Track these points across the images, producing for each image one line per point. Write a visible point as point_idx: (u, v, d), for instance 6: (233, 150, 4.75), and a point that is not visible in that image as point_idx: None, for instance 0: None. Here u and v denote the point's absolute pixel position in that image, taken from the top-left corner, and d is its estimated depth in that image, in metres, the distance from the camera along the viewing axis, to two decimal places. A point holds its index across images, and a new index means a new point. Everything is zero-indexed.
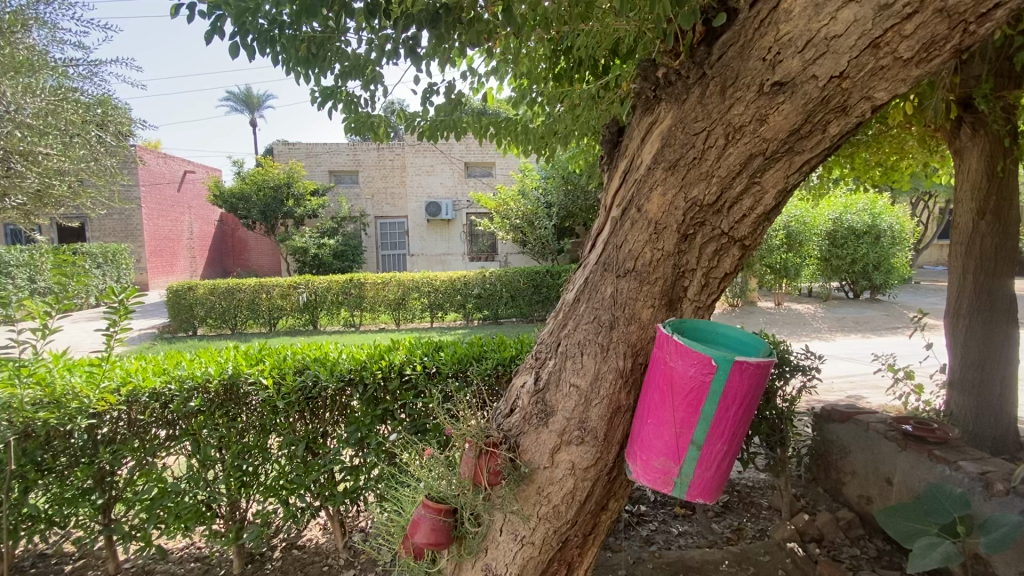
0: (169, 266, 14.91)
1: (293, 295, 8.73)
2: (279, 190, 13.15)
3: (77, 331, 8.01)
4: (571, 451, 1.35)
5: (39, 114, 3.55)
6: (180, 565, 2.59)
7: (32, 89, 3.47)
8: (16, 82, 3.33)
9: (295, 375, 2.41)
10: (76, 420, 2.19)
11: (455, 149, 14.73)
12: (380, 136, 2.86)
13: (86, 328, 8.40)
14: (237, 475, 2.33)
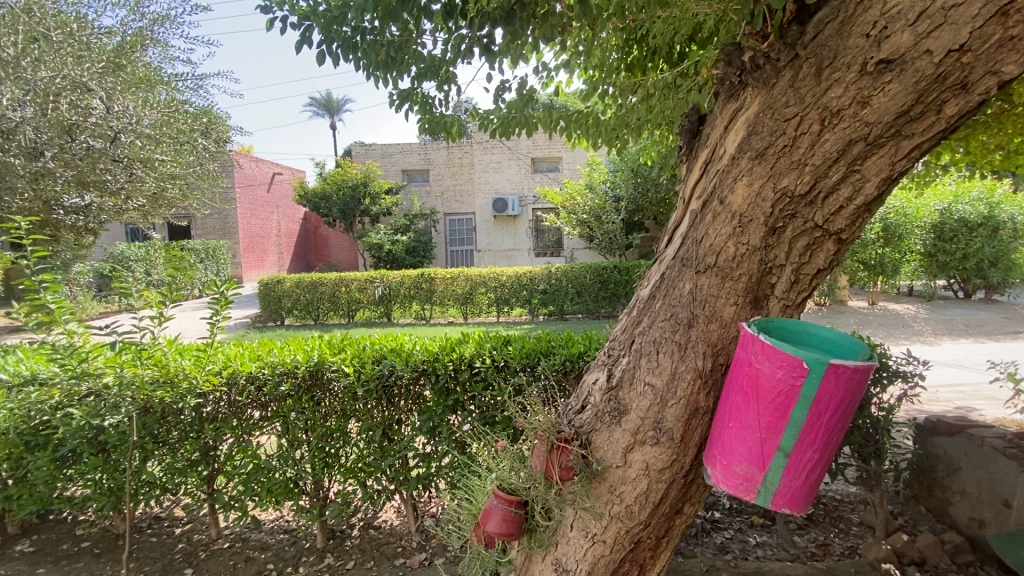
0: (261, 261, 16.22)
1: (369, 289, 9.18)
2: (356, 189, 13.87)
3: (185, 320, 8.92)
4: (645, 452, 1.31)
5: (156, 125, 3.90)
6: (271, 535, 2.82)
7: (150, 103, 3.86)
8: (136, 96, 3.74)
9: (373, 364, 2.53)
10: (186, 398, 2.45)
11: (523, 145, 14.82)
12: (453, 135, 2.92)
13: (192, 316, 9.33)
14: (321, 455, 2.51)
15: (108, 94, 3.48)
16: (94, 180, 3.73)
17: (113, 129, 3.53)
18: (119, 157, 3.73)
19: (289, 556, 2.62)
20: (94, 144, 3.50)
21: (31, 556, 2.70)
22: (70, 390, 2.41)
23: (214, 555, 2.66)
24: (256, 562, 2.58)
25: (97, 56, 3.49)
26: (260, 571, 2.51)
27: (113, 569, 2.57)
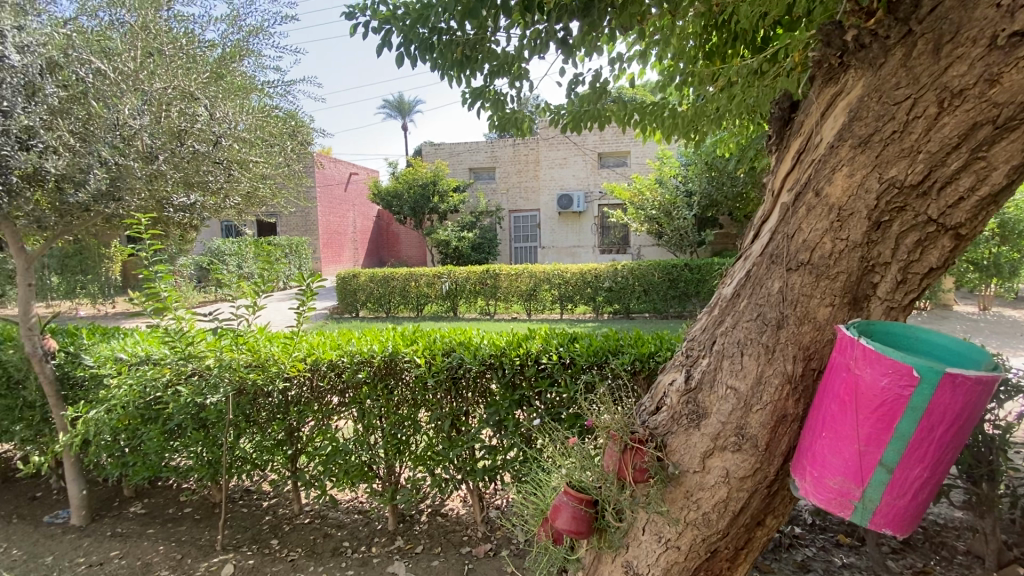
0: (338, 256, 17.18)
1: (437, 284, 9.45)
2: (426, 187, 14.33)
3: (271, 310, 9.64)
4: (725, 458, 1.25)
5: (251, 129, 3.95)
6: (347, 514, 2.98)
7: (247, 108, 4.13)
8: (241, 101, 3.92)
9: (443, 356, 2.60)
10: (275, 381, 2.64)
11: (590, 140, 14.62)
12: (523, 131, 2.92)
13: (277, 307, 10.06)
14: (394, 441, 2.62)
15: (211, 101, 3.44)
16: (199, 181, 3.34)
17: (216, 133, 3.37)
18: (221, 159, 3.46)
19: (363, 536, 2.76)
20: (200, 147, 3.24)
21: (144, 518, 3.03)
22: (178, 369, 2.68)
23: (296, 529, 2.85)
24: (333, 539, 2.74)
25: (201, 68, 3.47)
26: (336, 548, 2.66)
27: (211, 534, 2.84)
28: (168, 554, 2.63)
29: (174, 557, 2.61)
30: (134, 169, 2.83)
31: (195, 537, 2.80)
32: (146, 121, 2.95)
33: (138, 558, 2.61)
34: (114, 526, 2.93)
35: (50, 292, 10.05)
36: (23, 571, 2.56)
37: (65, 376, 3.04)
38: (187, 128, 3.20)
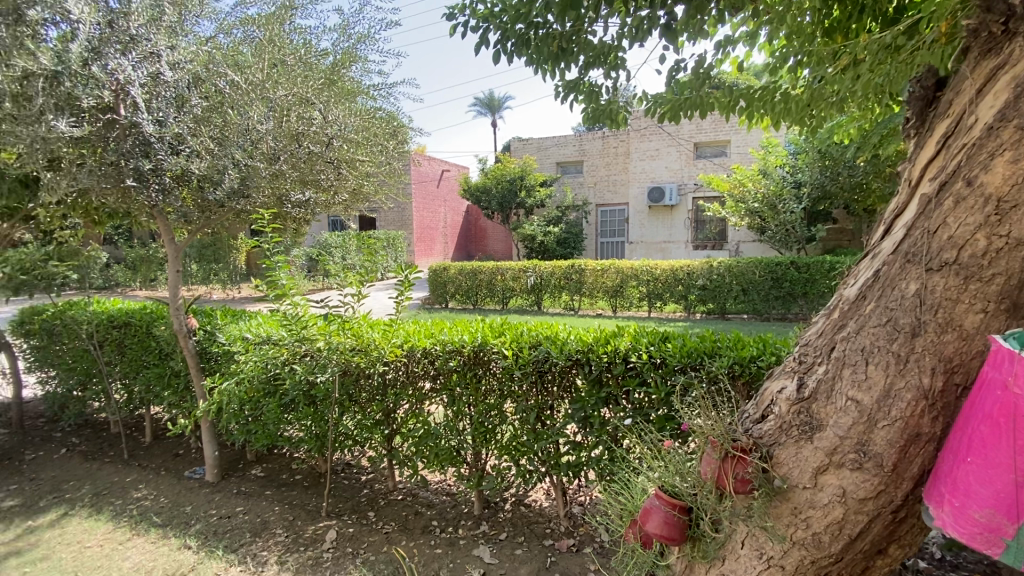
0: (429, 249, 17.99)
1: (523, 278, 9.55)
2: (514, 182, 14.54)
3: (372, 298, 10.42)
4: (842, 476, 1.14)
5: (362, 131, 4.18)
6: (436, 495, 3.13)
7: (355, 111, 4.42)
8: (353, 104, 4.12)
9: (530, 349, 2.62)
10: (376, 364, 2.83)
11: (685, 130, 13.97)
12: (618, 122, 2.83)
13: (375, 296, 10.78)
14: (481, 429, 2.70)
15: (325, 106, 3.61)
16: (312, 180, 3.56)
17: (329, 134, 3.55)
18: (331, 159, 3.64)
19: (451, 517, 2.89)
20: (314, 148, 3.46)
21: (262, 480, 3.40)
22: (294, 350, 2.96)
23: (390, 504, 3.05)
24: (423, 517, 2.89)
25: (317, 74, 3.68)
26: (425, 526, 2.81)
27: (317, 501, 3.12)
28: (282, 515, 2.94)
29: (287, 517, 2.91)
30: (259, 169, 3.18)
31: (303, 502, 3.09)
32: (271, 125, 3.27)
33: (258, 515, 2.94)
34: (238, 485, 3.33)
35: (191, 278, 11.60)
36: (169, 516, 3.00)
37: (203, 350, 3.49)
38: (304, 130, 3.43)
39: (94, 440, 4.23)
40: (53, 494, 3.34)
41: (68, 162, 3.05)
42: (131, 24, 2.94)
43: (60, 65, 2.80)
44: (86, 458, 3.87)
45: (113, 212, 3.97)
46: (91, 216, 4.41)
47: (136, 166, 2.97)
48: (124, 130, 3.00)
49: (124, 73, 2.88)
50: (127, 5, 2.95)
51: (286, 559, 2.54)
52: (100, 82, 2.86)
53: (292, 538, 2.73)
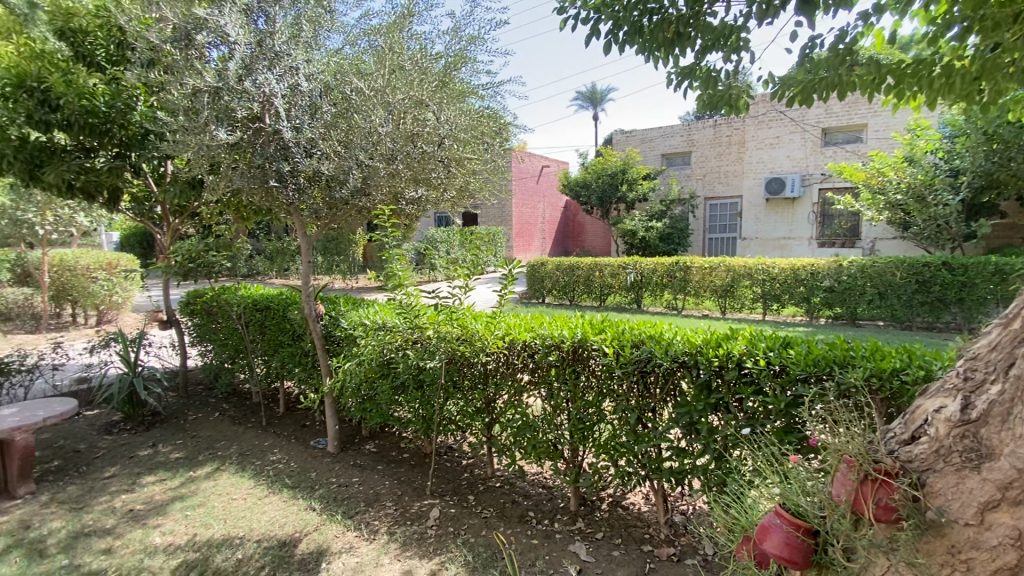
0: (527, 244, 18.22)
1: (622, 275, 9.29)
2: (615, 176, 14.22)
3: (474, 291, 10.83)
4: (1017, 514, 1.00)
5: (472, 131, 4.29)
6: (532, 487, 3.18)
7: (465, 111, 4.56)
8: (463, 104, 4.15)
9: (633, 348, 2.55)
10: (480, 354, 2.94)
11: (811, 114, 12.68)
12: (737, 109, 2.64)
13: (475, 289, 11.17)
14: (579, 426, 2.68)
15: (438, 107, 3.70)
16: (424, 177, 3.73)
17: (441, 134, 3.68)
18: (443, 159, 3.80)
19: (547, 510, 2.91)
20: (427, 148, 3.59)
21: (375, 455, 3.69)
22: (405, 336, 3.17)
23: (489, 490, 3.15)
24: (520, 506, 2.95)
25: (430, 78, 3.76)
26: (522, 515, 2.86)
27: (422, 479, 3.31)
28: (391, 489, 3.17)
29: (396, 492, 3.13)
30: (378, 169, 3.44)
31: (410, 479, 3.31)
32: (390, 128, 3.46)
33: (371, 487, 3.20)
34: (355, 457, 3.65)
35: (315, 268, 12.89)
36: (298, 479, 3.38)
37: (328, 334, 3.87)
38: (419, 131, 3.58)
39: (240, 407, 4.88)
40: (209, 451, 3.92)
41: (224, 166, 3.52)
42: (276, 42, 3.38)
43: (221, 82, 3.25)
44: (233, 422, 4.48)
45: (258, 209, 4.54)
46: (240, 212, 5.07)
47: (278, 169, 3.38)
48: (269, 137, 3.40)
49: (270, 87, 3.27)
50: (272, 25, 3.39)
51: (395, 531, 2.74)
52: (251, 95, 3.26)
53: (400, 512, 2.93)
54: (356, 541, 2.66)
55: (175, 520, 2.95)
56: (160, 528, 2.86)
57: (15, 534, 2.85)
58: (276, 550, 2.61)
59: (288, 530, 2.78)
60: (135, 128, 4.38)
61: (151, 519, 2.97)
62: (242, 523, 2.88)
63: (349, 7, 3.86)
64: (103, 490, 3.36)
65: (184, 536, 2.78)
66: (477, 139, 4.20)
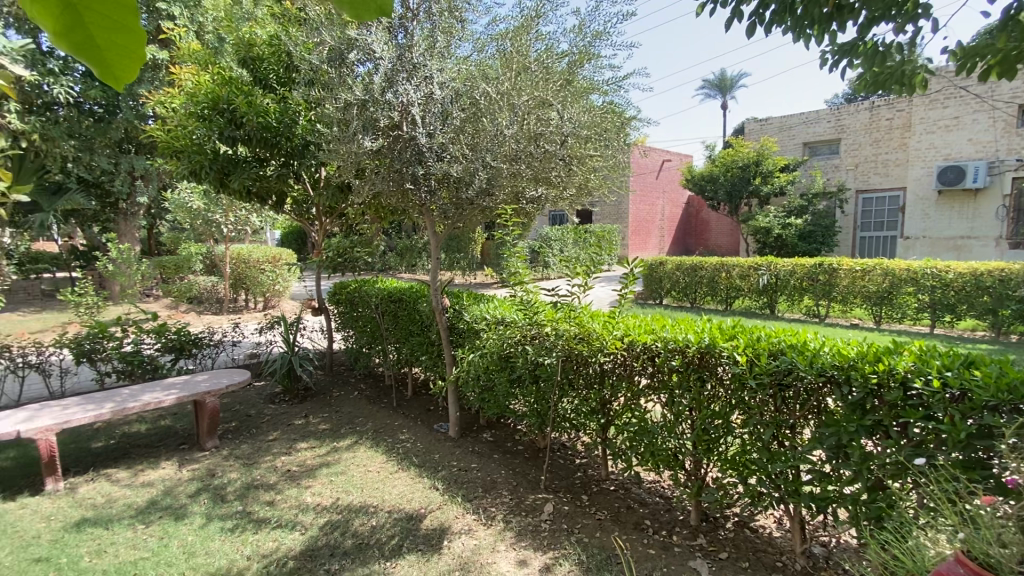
0: (645, 242, 17.62)
1: (753, 277, 8.55)
2: (746, 169, 13.12)
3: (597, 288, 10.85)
4: None
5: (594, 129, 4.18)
6: (649, 494, 3.08)
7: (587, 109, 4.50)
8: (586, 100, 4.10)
9: (769, 358, 2.34)
10: (599, 354, 2.91)
11: (1005, 88, 10.50)
12: (911, 87, 2.28)
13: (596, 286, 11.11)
14: (703, 437, 2.52)
15: (562, 106, 3.73)
16: (545, 176, 3.77)
17: (565, 133, 3.69)
18: (565, 157, 3.81)
19: (665, 520, 2.80)
20: (549, 147, 3.62)
21: (492, 444, 3.85)
22: (524, 332, 3.25)
23: (603, 492, 3.11)
24: (636, 513, 2.87)
25: (555, 77, 3.82)
26: (638, 522, 2.77)
27: (536, 473, 3.38)
28: (507, 479, 3.27)
29: (511, 482, 3.23)
30: (503, 170, 3.56)
31: (524, 471, 3.39)
32: (515, 129, 3.56)
33: (488, 474, 3.34)
34: (474, 444, 3.83)
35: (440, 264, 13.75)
36: (424, 459, 3.64)
37: (452, 326, 4.12)
38: (542, 130, 3.63)
39: (375, 388, 5.39)
40: (350, 425, 4.39)
41: (368, 171, 3.91)
42: (414, 54, 3.64)
43: (367, 95, 3.58)
44: (369, 401, 4.96)
45: (394, 209, 4.96)
46: (379, 212, 5.59)
47: (414, 172, 3.64)
48: (406, 143, 3.66)
49: (408, 96, 3.53)
50: (411, 39, 3.67)
51: (510, 520, 2.83)
52: (392, 105, 3.57)
53: (515, 502, 3.02)
54: (474, 525, 2.79)
55: (322, 483, 3.35)
56: (311, 489, 3.27)
57: (205, 479, 3.46)
58: (405, 522, 2.84)
59: (414, 505, 3.01)
60: (297, 139, 5.04)
61: (304, 480, 3.41)
62: (376, 493, 3.18)
63: (478, 16, 4.05)
64: (268, 450, 3.93)
65: (329, 499, 3.14)
66: (601, 137, 4.13)
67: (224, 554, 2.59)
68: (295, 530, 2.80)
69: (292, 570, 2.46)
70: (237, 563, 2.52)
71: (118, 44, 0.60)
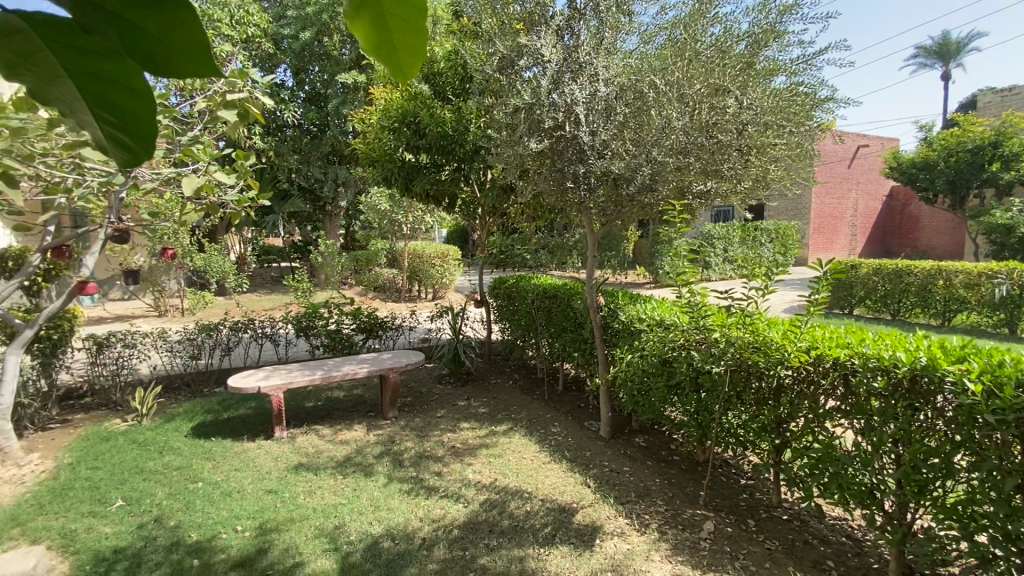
0: (830, 242, 15.30)
1: (984, 288, 6.87)
2: (979, 153, 10.56)
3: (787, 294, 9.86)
4: None
5: (782, 116, 3.64)
6: (832, 532, 2.70)
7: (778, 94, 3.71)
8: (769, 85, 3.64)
9: (1018, 390, 1.86)
10: (778, 367, 2.62)
11: None
12: None
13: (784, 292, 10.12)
14: (913, 477, 2.11)
15: (742, 92, 3.45)
16: (716, 169, 3.51)
17: (745, 121, 3.39)
18: (743, 148, 3.50)
19: (853, 565, 2.42)
20: (724, 138, 3.37)
21: (645, 449, 3.73)
22: (689, 337, 3.06)
23: (774, 519, 2.81)
24: (815, 550, 2.53)
25: (735, 60, 3.53)
26: (817, 561, 2.44)
27: (694, 486, 3.19)
28: (662, 488, 3.14)
29: (667, 492, 3.10)
30: (669, 165, 3.42)
31: (681, 483, 3.22)
32: (686, 120, 3.38)
33: (641, 480, 3.24)
34: (626, 447, 3.75)
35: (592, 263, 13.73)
36: (576, 454, 3.68)
37: (606, 324, 4.07)
38: (717, 121, 3.40)
39: (528, 380, 5.62)
40: (505, 412, 4.65)
41: (531, 171, 4.06)
42: (581, 54, 3.65)
43: (535, 98, 3.66)
44: (523, 392, 5.19)
45: (552, 208, 5.09)
46: (537, 211, 5.79)
47: (575, 171, 3.66)
48: (568, 142, 3.68)
49: (572, 96, 3.53)
50: (578, 40, 3.70)
51: (666, 531, 2.71)
52: (557, 105, 3.60)
53: (671, 513, 2.89)
54: (627, 529, 2.74)
55: (482, 463, 3.61)
56: (472, 466, 3.55)
57: (387, 444, 3.98)
58: (558, 512, 2.91)
59: (567, 498, 3.07)
60: (468, 145, 5.46)
61: (466, 457, 3.71)
62: (531, 480, 3.32)
63: (647, 6, 3.91)
64: (436, 426, 4.36)
65: (487, 478, 3.37)
66: (784, 124, 3.68)
67: (402, 512, 2.96)
68: (459, 502, 3.06)
69: (456, 538, 2.70)
70: (413, 522, 2.85)
71: (407, 39, 0.66)
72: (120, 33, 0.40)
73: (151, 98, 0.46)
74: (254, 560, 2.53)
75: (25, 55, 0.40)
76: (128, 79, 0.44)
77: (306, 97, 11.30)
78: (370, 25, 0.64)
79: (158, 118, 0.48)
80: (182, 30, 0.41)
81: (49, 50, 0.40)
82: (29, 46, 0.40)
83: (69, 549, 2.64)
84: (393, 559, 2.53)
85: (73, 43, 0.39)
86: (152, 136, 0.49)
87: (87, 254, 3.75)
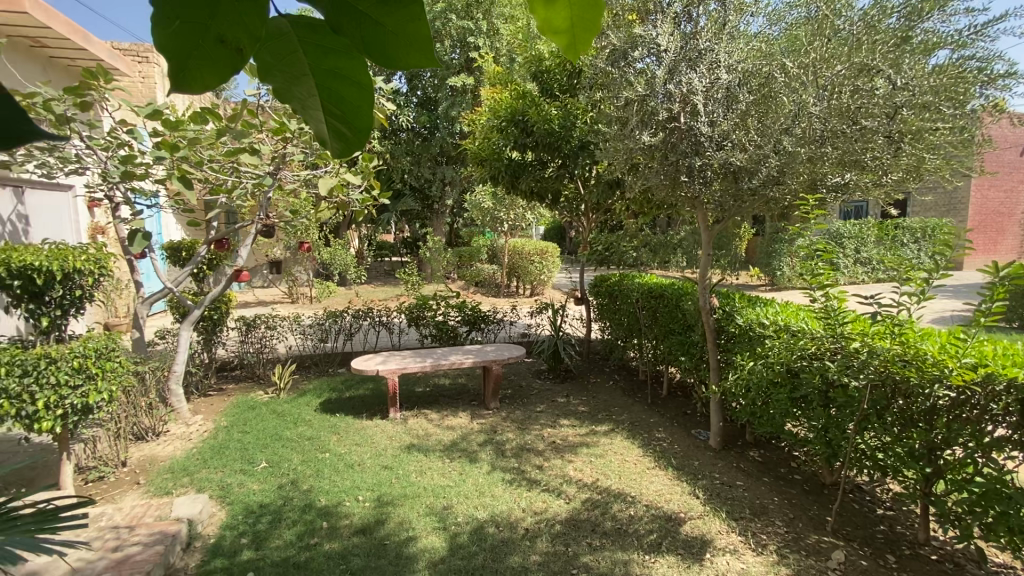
0: (995, 243, 12.99)
1: None
2: None
3: (942, 301, 8.51)
4: None
5: (948, 96, 3.11)
6: None
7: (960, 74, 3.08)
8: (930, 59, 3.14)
9: None
10: (935, 386, 2.28)
11: None
12: None
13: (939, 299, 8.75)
14: None
15: (897, 70, 3.03)
16: (855, 160, 3.13)
17: (899, 104, 2.98)
18: (894, 136, 3.08)
19: None
20: (871, 124, 3.00)
21: (760, 465, 3.45)
22: (821, 347, 2.75)
23: (919, 558, 2.47)
24: None
25: (887, 37, 3.13)
26: None
27: (819, 511, 2.90)
28: (782, 508, 2.89)
29: (787, 513, 2.84)
30: (801, 155, 3.12)
31: (804, 505, 2.94)
32: (824, 106, 3.07)
33: (757, 497, 3.01)
34: (739, 460, 3.51)
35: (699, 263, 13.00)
36: (682, 462, 3.52)
37: (719, 328, 3.81)
38: (863, 105, 3.03)
39: (630, 381, 5.47)
40: (606, 413, 4.57)
41: (640, 165, 3.82)
42: (700, 40, 3.43)
43: (649, 89, 3.48)
44: (625, 393, 5.06)
45: (661, 204, 4.89)
46: (644, 208, 5.60)
47: (690, 164, 3.45)
48: (682, 134, 3.47)
49: (691, 85, 3.33)
50: (697, 27, 3.47)
51: (786, 555, 2.49)
52: (672, 96, 3.40)
53: (793, 536, 2.65)
54: (741, 547, 2.57)
55: (583, 461, 3.59)
56: (573, 464, 3.54)
57: (490, 433, 4.11)
58: (664, 520, 2.80)
59: (673, 507, 2.94)
60: (574, 141, 5.42)
61: (567, 454, 3.72)
62: (633, 484, 3.23)
63: None
64: (537, 420, 4.42)
65: (589, 477, 3.34)
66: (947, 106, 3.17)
67: (505, 500, 3.04)
68: (560, 498, 3.07)
69: (559, 533, 2.72)
70: (516, 512, 2.91)
71: (587, 20, 0.68)
72: (359, 31, 0.48)
73: (370, 92, 0.53)
74: (373, 529, 2.76)
75: (284, 57, 0.50)
76: (356, 73, 0.51)
77: (419, 101, 11.94)
78: (560, 17, 0.67)
79: (375, 109, 0.54)
80: (409, 24, 0.47)
81: (302, 51, 0.49)
82: (289, 49, 0.49)
83: (226, 499, 3.08)
84: (498, 545, 2.61)
85: (323, 44, 0.48)
86: (367, 129, 0.55)
87: (242, 246, 4.32)
